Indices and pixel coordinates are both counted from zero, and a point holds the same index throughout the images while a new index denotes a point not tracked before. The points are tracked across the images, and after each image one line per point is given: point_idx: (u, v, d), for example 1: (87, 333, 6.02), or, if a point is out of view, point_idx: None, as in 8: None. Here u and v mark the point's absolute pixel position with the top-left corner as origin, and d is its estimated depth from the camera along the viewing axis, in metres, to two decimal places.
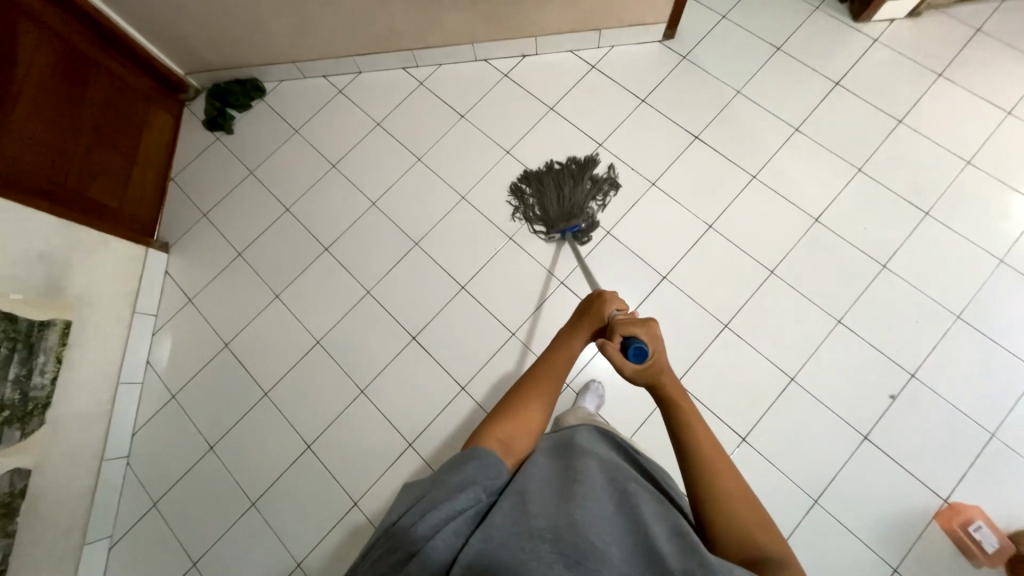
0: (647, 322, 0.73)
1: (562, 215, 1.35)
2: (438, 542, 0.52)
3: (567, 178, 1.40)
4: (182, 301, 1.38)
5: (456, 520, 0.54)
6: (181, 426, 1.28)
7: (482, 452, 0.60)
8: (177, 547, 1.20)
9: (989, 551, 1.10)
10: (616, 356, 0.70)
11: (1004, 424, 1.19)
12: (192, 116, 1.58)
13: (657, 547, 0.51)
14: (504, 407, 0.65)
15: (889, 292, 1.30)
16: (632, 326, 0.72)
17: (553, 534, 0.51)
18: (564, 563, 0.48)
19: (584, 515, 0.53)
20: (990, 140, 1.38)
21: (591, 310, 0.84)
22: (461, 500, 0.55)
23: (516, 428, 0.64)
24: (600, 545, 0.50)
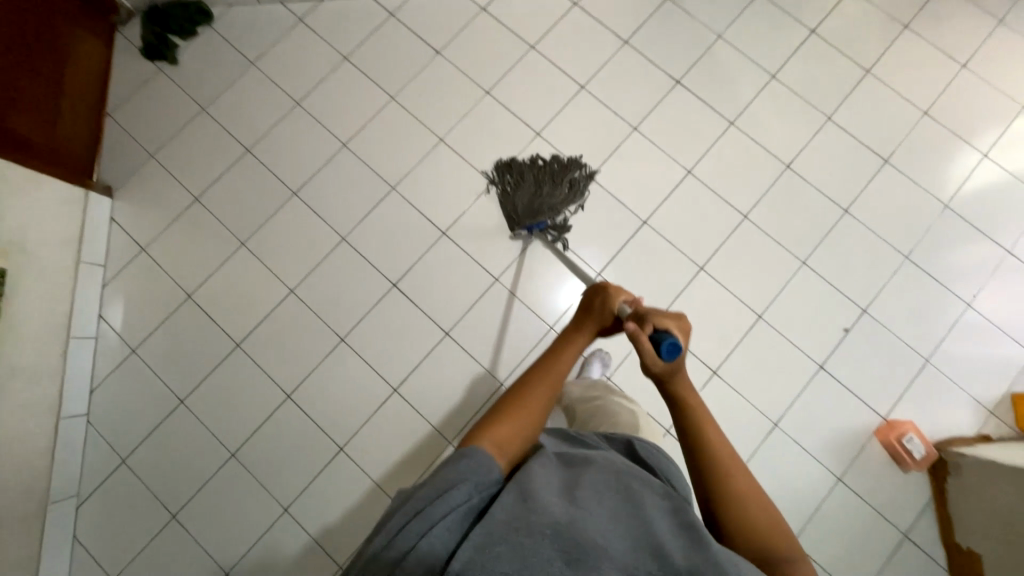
0: (679, 317, 0.66)
1: (529, 211, 1.22)
2: (433, 540, 0.51)
3: (545, 174, 1.25)
4: (134, 251, 1.31)
5: (450, 515, 0.52)
6: (145, 380, 1.25)
7: (478, 454, 0.57)
8: (152, 501, 1.20)
9: (917, 458, 1.16)
10: (647, 348, 0.63)
11: (938, 350, 1.23)
12: (128, 42, 1.42)
13: (663, 546, 0.49)
14: (502, 408, 0.64)
15: (849, 237, 1.29)
16: (666, 319, 0.66)
17: (553, 530, 0.49)
18: (566, 560, 0.47)
19: (585, 512, 0.51)
20: (947, 90, 1.36)
21: (596, 303, 0.77)
22: (453, 496, 0.53)
23: (511, 430, 0.62)
24: (602, 542, 0.48)
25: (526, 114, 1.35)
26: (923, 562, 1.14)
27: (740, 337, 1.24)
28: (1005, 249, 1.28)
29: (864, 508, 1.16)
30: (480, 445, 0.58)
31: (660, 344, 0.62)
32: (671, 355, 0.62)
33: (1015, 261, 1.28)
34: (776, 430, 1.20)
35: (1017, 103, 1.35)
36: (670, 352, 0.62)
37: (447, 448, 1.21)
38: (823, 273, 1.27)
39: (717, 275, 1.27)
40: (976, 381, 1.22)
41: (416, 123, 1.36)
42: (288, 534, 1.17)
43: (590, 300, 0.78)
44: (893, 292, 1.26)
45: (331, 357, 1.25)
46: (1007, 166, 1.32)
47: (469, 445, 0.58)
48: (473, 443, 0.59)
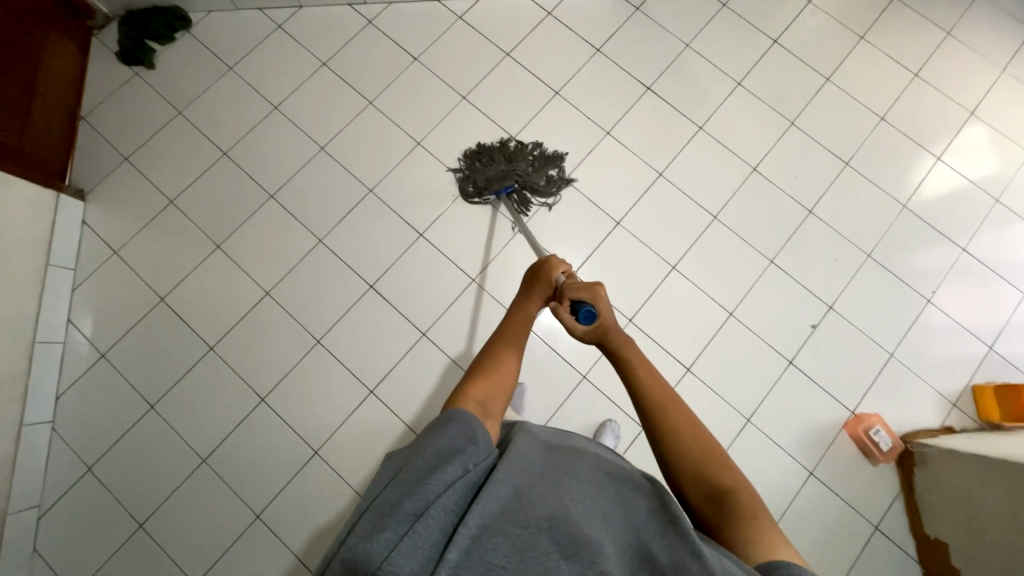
0: (591, 284, 0.75)
1: (497, 176, 1.29)
2: (430, 522, 0.47)
3: (516, 153, 1.32)
4: (106, 254, 1.29)
5: (447, 492, 0.50)
6: (114, 386, 1.22)
7: (462, 414, 0.58)
8: (119, 510, 1.16)
9: (884, 450, 1.19)
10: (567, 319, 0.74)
11: (901, 345, 1.28)
12: (104, 47, 1.42)
13: (650, 547, 0.49)
14: (475, 372, 0.66)
15: (814, 236, 1.33)
16: (580, 291, 0.75)
17: (550, 523, 0.48)
18: (563, 554, 0.46)
19: (581, 506, 0.52)
20: (901, 98, 1.43)
21: (540, 275, 0.83)
22: (449, 472, 0.52)
23: (487, 391, 0.64)
24: (597, 536, 0.48)
25: (502, 119, 1.39)
26: (895, 554, 1.16)
27: (712, 335, 1.26)
28: (961, 247, 1.34)
29: (836, 501, 1.18)
30: (463, 406, 0.60)
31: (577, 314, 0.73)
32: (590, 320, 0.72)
33: (970, 258, 1.34)
34: (749, 425, 1.22)
35: (966, 109, 1.42)
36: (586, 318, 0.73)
37: None
38: (790, 272, 1.31)
39: (689, 274, 1.30)
40: (937, 374, 1.26)
41: (394, 127, 1.38)
42: (260, 540, 1.15)
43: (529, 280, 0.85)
44: (857, 288, 1.31)
45: (307, 358, 1.25)
46: (959, 168, 1.39)
47: (453, 408, 0.59)
48: (456, 406, 0.60)
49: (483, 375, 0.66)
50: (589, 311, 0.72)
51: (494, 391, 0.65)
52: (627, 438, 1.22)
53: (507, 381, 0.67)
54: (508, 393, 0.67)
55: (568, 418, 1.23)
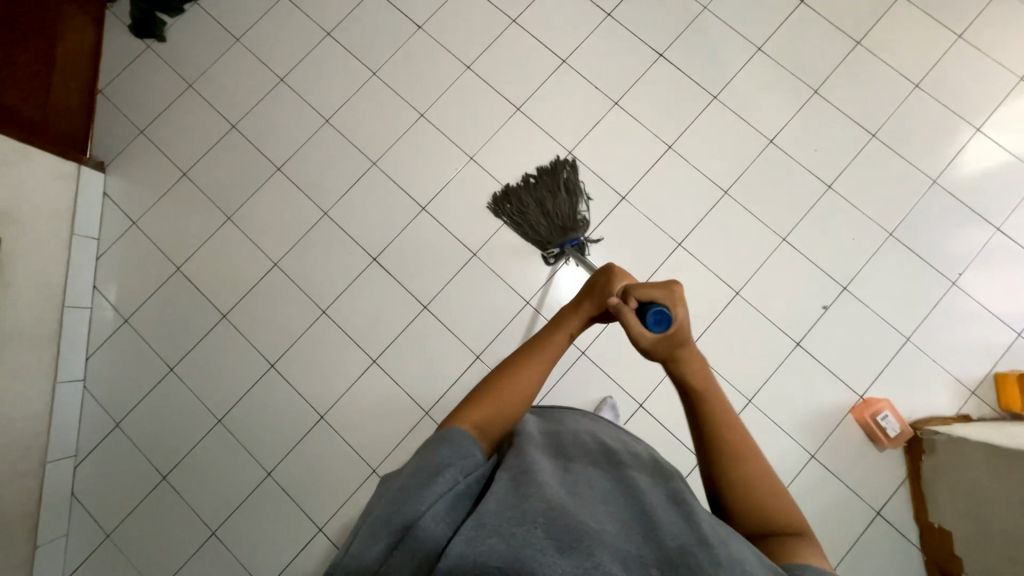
0: (669, 287, 0.66)
1: (557, 233, 1.19)
2: (421, 532, 0.50)
3: (549, 192, 1.21)
4: (126, 225, 1.35)
5: (437, 503, 0.53)
6: (138, 350, 1.30)
7: (456, 434, 0.61)
8: (145, 463, 1.25)
9: (891, 436, 1.15)
10: (635, 324, 0.65)
11: (920, 329, 1.22)
12: (118, 20, 1.44)
13: (653, 529, 0.50)
14: (481, 392, 0.67)
15: (832, 213, 1.27)
16: (651, 291, 0.66)
17: (545, 518, 0.49)
18: (558, 548, 0.47)
19: (578, 503, 0.53)
20: (941, 62, 1.31)
21: (597, 285, 0.76)
22: (440, 484, 0.54)
23: (491, 411, 0.65)
24: (594, 529, 0.49)
25: (506, 90, 1.35)
26: (897, 541, 1.14)
27: (715, 314, 1.23)
28: (995, 227, 1.25)
29: (836, 486, 1.16)
30: (459, 426, 0.62)
31: (646, 316, 0.64)
32: (660, 326, 0.63)
33: (1004, 238, 1.24)
34: (750, 406, 1.20)
35: (1014, 75, 1.30)
36: (656, 322, 0.63)
37: (423, 418, 1.24)
38: (803, 250, 1.26)
39: (696, 251, 1.26)
40: (957, 360, 1.20)
41: (397, 98, 1.37)
42: (270, 496, 1.22)
43: (591, 280, 0.78)
44: (875, 269, 1.24)
45: (313, 328, 1.29)
46: (1001, 139, 1.28)
47: (449, 427, 0.62)
48: (453, 425, 0.63)
49: (488, 397, 0.66)
50: (660, 312, 0.63)
51: (496, 415, 0.65)
52: (624, 415, 1.22)
53: (514, 406, 0.67)
54: (511, 421, 0.67)
55: (565, 393, 1.23)
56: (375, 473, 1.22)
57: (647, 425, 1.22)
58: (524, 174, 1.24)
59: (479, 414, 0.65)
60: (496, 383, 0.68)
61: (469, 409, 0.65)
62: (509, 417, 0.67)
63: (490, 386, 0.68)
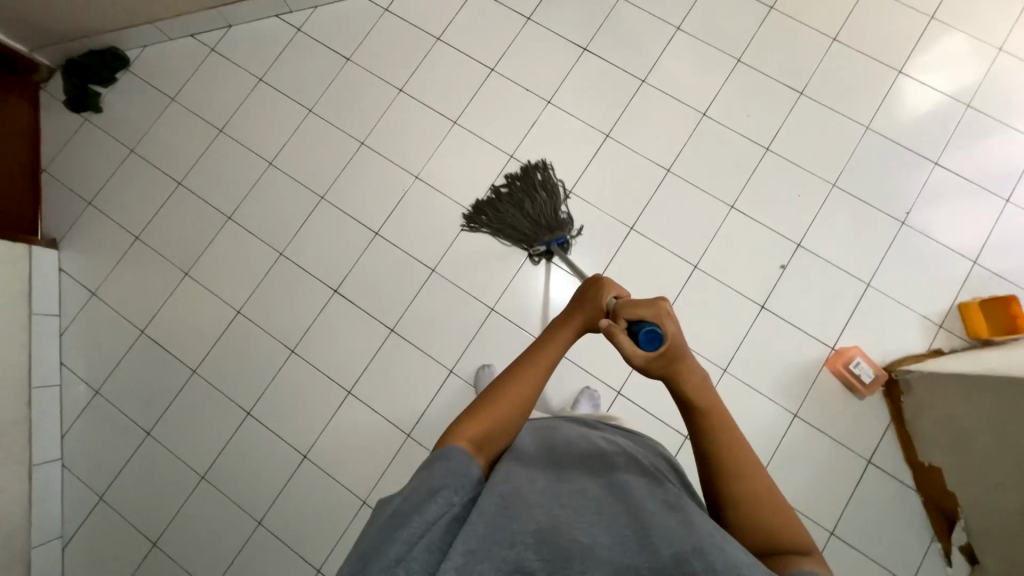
0: (654, 301, 0.66)
1: (536, 232, 1.23)
2: (412, 564, 0.48)
3: (518, 195, 1.27)
4: (86, 296, 1.35)
5: (431, 530, 0.50)
6: (113, 418, 1.29)
7: (453, 452, 0.58)
8: (134, 532, 1.23)
9: (867, 382, 1.15)
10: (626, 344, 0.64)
11: (878, 273, 1.23)
12: (53, 99, 1.45)
13: (646, 531, 0.51)
14: (476, 406, 0.64)
15: (773, 173, 1.29)
16: (637, 309, 0.67)
17: (537, 538, 0.51)
18: (551, 568, 0.48)
19: (571, 516, 0.54)
20: (854, 14, 1.35)
21: (587, 298, 0.77)
22: (434, 509, 0.52)
23: (486, 427, 0.62)
24: (587, 542, 0.51)
25: (441, 106, 1.38)
26: (893, 487, 1.13)
27: (678, 289, 1.24)
28: (933, 161, 1.27)
29: (825, 443, 1.16)
30: (455, 443, 0.59)
31: (637, 335, 0.64)
32: (652, 344, 0.63)
33: (945, 171, 1.27)
34: (726, 376, 1.20)
35: (926, 15, 1.33)
36: (648, 340, 0.63)
37: (406, 441, 1.23)
38: (752, 214, 1.27)
39: (648, 232, 1.28)
40: (919, 298, 1.21)
41: (336, 131, 1.39)
42: (263, 544, 1.21)
43: (582, 296, 0.78)
44: (824, 221, 1.26)
45: (284, 369, 1.28)
46: (924, 79, 1.31)
47: (446, 445, 0.59)
48: (449, 443, 0.60)
49: (484, 411, 0.64)
50: (651, 330, 0.63)
51: (494, 429, 0.63)
52: (605, 404, 1.22)
53: (512, 420, 0.65)
54: (509, 431, 0.65)
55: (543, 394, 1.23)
56: (366, 503, 1.21)
57: (628, 411, 1.22)
58: (493, 187, 1.30)
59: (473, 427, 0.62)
60: (489, 399, 0.66)
61: (463, 425, 0.62)
62: (508, 426, 0.65)
63: (486, 402, 0.65)
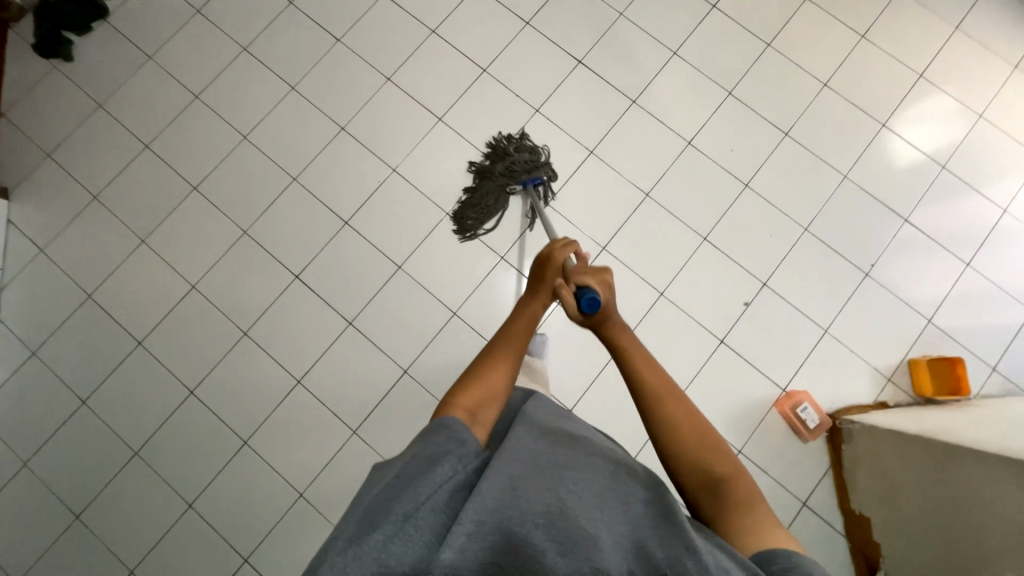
0: (600, 272, 0.78)
1: (517, 182, 1.23)
2: (419, 522, 0.48)
3: (482, 172, 1.26)
4: (33, 252, 1.29)
5: (437, 494, 0.50)
6: (48, 381, 1.24)
7: (450, 422, 0.60)
8: (57, 502, 1.19)
9: (811, 427, 1.17)
10: (572, 305, 0.76)
11: (836, 321, 1.25)
12: (22, 41, 1.38)
13: (645, 534, 0.50)
14: (465, 381, 0.66)
15: (749, 210, 1.29)
16: (587, 277, 0.77)
17: (546, 519, 0.49)
18: (560, 551, 0.47)
19: (576, 500, 0.52)
20: (846, 62, 1.36)
21: (548, 260, 0.82)
22: (440, 474, 0.51)
23: (480, 398, 0.64)
24: (591, 530, 0.49)
25: (427, 101, 1.34)
26: (824, 531, 1.15)
27: (641, 315, 1.24)
28: (903, 218, 1.30)
29: (766, 482, 1.17)
30: (451, 414, 0.61)
31: (580, 298, 0.75)
32: (592, 306, 0.74)
33: (912, 229, 1.29)
34: None
35: (915, 72, 1.35)
36: (589, 304, 0.74)
37: (350, 438, 1.21)
38: (723, 248, 1.28)
39: (620, 254, 1.27)
40: (872, 350, 1.23)
41: (317, 112, 1.34)
42: (191, 528, 1.18)
43: (541, 260, 0.83)
44: (792, 264, 1.27)
45: (235, 351, 1.25)
46: (905, 134, 1.33)
47: (441, 417, 0.61)
48: (445, 414, 0.61)
49: (478, 381, 0.66)
50: (593, 296, 0.74)
51: (486, 398, 0.65)
52: None
53: (502, 388, 0.67)
54: (502, 397, 0.67)
55: None
56: (302, 496, 1.19)
57: None
58: (461, 193, 1.29)
59: (466, 400, 0.63)
60: (481, 367, 0.68)
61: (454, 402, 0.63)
62: (498, 398, 0.66)
63: (474, 376, 0.67)
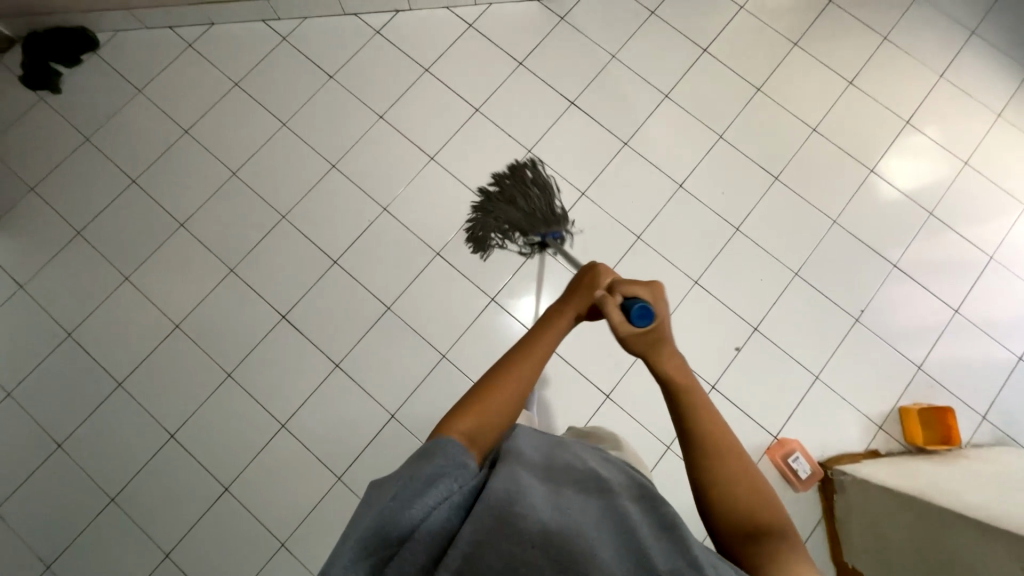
0: (648, 284, 0.68)
1: (535, 227, 1.09)
2: (415, 545, 0.48)
3: (501, 199, 1.12)
4: (12, 288, 1.26)
5: (432, 516, 0.50)
6: (22, 424, 1.20)
7: (447, 443, 0.56)
8: (28, 552, 1.14)
9: (803, 477, 1.16)
10: (616, 316, 0.66)
11: (827, 367, 1.24)
12: (9, 72, 1.36)
13: (644, 547, 0.49)
14: (471, 399, 0.63)
15: (740, 253, 1.30)
16: (635, 287, 0.68)
17: (544, 539, 0.49)
18: (557, 568, 0.47)
19: (572, 520, 0.51)
20: (834, 109, 1.38)
21: (583, 281, 0.77)
22: (435, 496, 0.51)
23: (480, 420, 0.61)
24: (588, 548, 0.49)
25: (420, 139, 1.34)
26: None
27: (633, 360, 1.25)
28: (892, 263, 1.30)
29: None
30: (450, 435, 0.58)
31: (629, 310, 0.65)
32: (643, 318, 0.64)
33: (901, 274, 1.30)
34: (669, 453, 1.21)
35: (902, 118, 1.37)
36: (640, 316, 0.64)
37: (335, 484, 1.18)
38: (714, 292, 1.27)
39: None
40: (863, 396, 1.23)
41: (309, 149, 1.34)
42: None
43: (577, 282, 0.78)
44: (783, 308, 1.27)
45: (218, 393, 1.22)
46: (893, 179, 1.35)
47: (438, 437, 0.57)
48: (443, 434, 0.58)
49: (482, 403, 0.62)
50: (644, 306, 0.64)
51: (488, 421, 0.61)
52: None
53: (510, 406, 0.64)
54: (505, 421, 0.63)
55: None
56: (284, 545, 1.15)
57: None
58: (477, 202, 1.18)
59: (469, 419, 0.60)
60: (488, 387, 0.64)
61: (456, 420, 0.60)
62: (502, 420, 0.63)
63: (482, 394, 0.63)
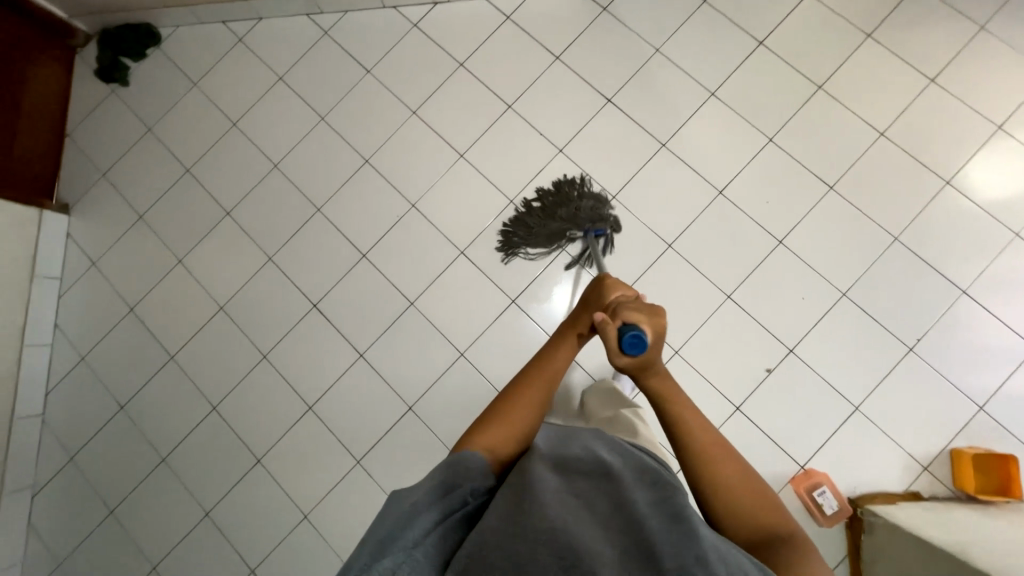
0: (652, 313, 0.65)
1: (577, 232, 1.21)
2: (428, 548, 0.47)
3: (543, 210, 1.23)
4: (87, 264, 1.41)
5: (446, 522, 0.51)
6: (93, 386, 1.35)
7: (467, 456, 0.57)
8: (97, 497, 1.31)
9: (828, 513, 1.10)
10: (612, 341, 0.63)
11: (870, 397, 1.14)
12: (86, 65, 1.49)
13: (650, 541, 0.46)
14: (488, 415, 0.64)
15: (782, 268, 1.20)
16: (637, 315, 0.65)
17: (549, 535, 0.46)
18: (562, 566, 0.44)
19: (578, 518, 0.49)
20: (908, 111, 1.22)
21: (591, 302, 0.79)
22: (452, 501, 0.53)
23: (500, 436, 0.62)
24: (595, 548, 0.46)
25: (450, 136, 1.34)
26: None
27: None
28: (961, 289, 1.16)
29: None
30: (471, 450, 0.59)
31: (622, 337, 0.62)
32: (636, 348, 0.62)
33: (971, 302, 1.16)
34: None
35: (993, 123, 1.20)
36: (631, 345, 0.62)
37: (354, 467, 1.25)
38: (748, 308, 1.20)
39: None
40: (910, 432, 1.13)
41: (344, 144, 1.37)
42: (207, 535, 1.26)
43: (588, 300, 0.80)
44: (825, 331, 1.17)
45: (255, 372, 1.32)
46: (973, 193, 1.19)
47: (459, 451, 0.59)
48: (464, 448, 0.59)
49: (500, 420, 0.63)
50: (636, 335, 0.61)
51: (507, 437, 0.62)
52: None
53: (526, 426, 0.64)
54: (523, 438, 0.63)
55: None
56: (306, 518, 1.24)
57: None
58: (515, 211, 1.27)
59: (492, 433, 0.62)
60: (506, 403, 0.66)
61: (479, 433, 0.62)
62: (521, 438, 0.63)
63: (500, 410, 0.65)
